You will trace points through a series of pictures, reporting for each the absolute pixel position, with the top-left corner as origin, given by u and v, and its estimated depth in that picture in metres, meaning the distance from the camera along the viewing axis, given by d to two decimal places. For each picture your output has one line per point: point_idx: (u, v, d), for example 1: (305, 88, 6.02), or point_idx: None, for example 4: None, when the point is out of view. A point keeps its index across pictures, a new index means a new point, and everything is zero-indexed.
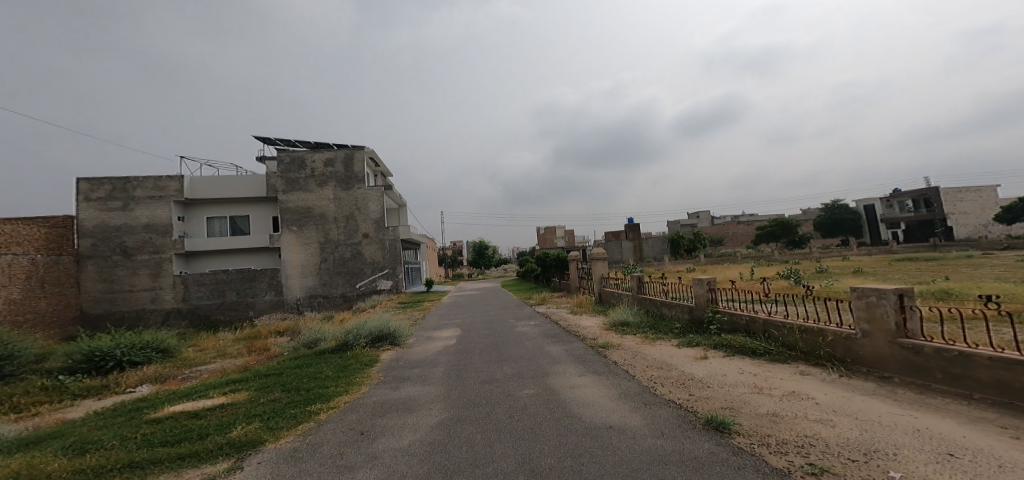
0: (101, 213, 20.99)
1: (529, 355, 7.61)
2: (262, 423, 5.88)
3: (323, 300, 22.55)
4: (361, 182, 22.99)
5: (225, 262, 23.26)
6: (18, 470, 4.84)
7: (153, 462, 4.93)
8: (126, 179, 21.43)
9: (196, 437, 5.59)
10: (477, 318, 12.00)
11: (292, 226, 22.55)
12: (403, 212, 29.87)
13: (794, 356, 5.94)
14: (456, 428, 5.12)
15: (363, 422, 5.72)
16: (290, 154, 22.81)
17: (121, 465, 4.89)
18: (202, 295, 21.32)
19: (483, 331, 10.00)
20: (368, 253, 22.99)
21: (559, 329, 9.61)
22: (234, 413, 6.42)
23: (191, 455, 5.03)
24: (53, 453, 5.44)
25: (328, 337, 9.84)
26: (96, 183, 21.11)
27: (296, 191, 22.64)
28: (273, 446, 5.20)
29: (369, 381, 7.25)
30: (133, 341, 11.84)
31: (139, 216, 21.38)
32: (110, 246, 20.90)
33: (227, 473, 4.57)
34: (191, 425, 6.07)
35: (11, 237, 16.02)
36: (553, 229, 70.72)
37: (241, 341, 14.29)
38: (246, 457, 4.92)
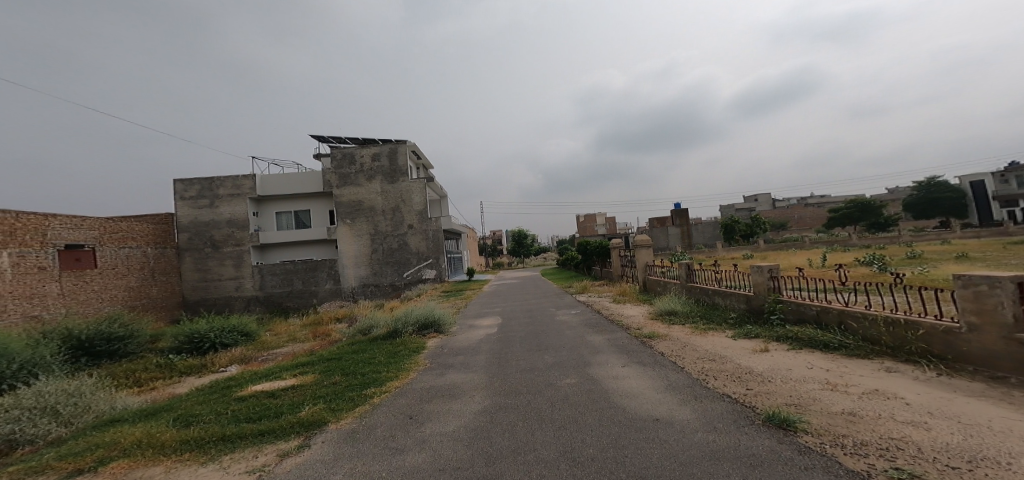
0: (192, 210, 23.44)
1: (570, 344, 7.58)
2: (327, 405, 6.37)
3: (374, 289, 23.83)
4: (405, 174, 23.73)
5: (296, 253, 25.15)
6: (140, 438, 5.61)
7: (239, 436, 5.50)
8: (211, 180, 23.73)
9: (272, 415, 6.18)
10: (517, 307, 12.10)
11: (346, 218, 23.86)
12: (445, 204, 30.46)
13: (876, 351, 5.43)
14: (498, 416, 5.23)
15: (411, 407, 6.01)
16: (342, 150, 23.98)
17: (213, 438, 5.49)
18: (275, 284, 23.27)
19: (522, 320, 10.06)
20: (413, 243, 23.84)
21: (599, 319, 9.42)
22: (303, 394, 7.00)
23: (268, 433, 5.54)
24: (165, 424, 6.25)
25: (380, 324, 10.38)
26: (187, 184, 23.52)
27: (348, 185, 23.85)
28: (335, 426, 5.62)
29: (416, 367, 7.59)
30: (224, 324, 13.21)
31: (223, 212, 23.66)
32: (202, 239, 23.36)
33: (297, 450, 5.01)
34: (269, 404, 6.72)
35: (127, 233, 18.72)
36: (592, 217, 69.60)
37: (307, 326, 15.47)
38: (313, 436, 5.37)
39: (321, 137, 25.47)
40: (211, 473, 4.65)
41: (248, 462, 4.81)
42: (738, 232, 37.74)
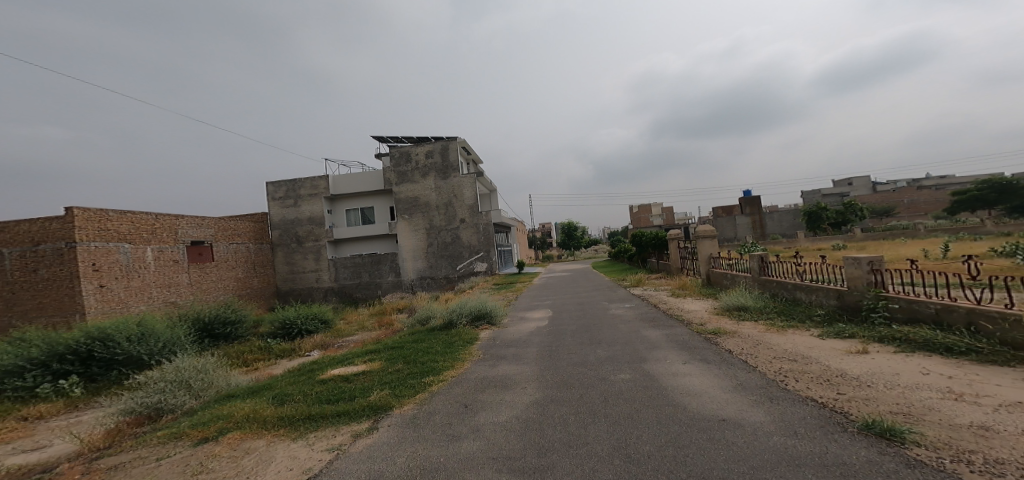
0: (279, 209, 25.81)
1: (625, 339, 7.36)
2: (393, 390, 6.75)
3: (430, 281, 24.66)
4: (456, 170, 24.24)
5: (365, 247, 26.72)
6: (248, 413, 6.32)
7: (321, 416, 6.01)
8: (294, 181, 25.92)
9: (347, 398, 6.68)
10: (568, 300, 12.00)
11: (404, 214, 24.86)
12: (495, 197, 30.67)
13: (1019, 357, 4.51)
14: (550, 407, 5.19)
15: (466, 396, 6.18)
16: (398, 149, 24.92)
17: (301, 417, 6.06)
18: (346, 276, 25.04)
19: (573, 313, 9.95)
20: (465, 237, 24.32)
21: (655, 313, 9.06)
22: (372, 380, 7.48)
23: (343, 414, 6.01)
24: (266, 401, 6.97)
25: (437, 315, 10.83)
26: (276, 186, 25.88)
27: (405, 183, 24.79)
28: (399, 411, 5.95)
29: (470, 358, 7.80)
30: (307, 312, 14.48)
31: (305, 210, 25.77)
32: (288, 236, 25.65)
33: (368, 432, 5.39)
34: (345, 387, 7.26)
35: (234, 231, 22.01)
36: (647, 208, 67.02)
37: (373, 315, 16.55)
38: (381, 419, 5.73)
39: (381, 138, 26.70)
40: (298, 449, 5.13)
41: (327, 441, 5.24)
42: (824, 220, 34.59)
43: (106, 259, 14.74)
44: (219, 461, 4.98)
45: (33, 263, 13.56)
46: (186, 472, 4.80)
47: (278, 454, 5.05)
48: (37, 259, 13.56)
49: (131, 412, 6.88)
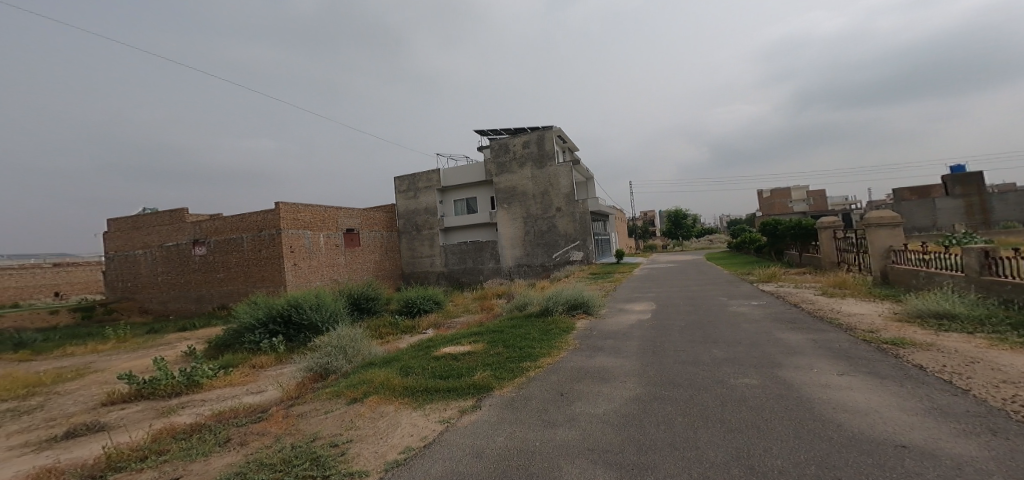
0: (401, 201, 28.37)
1: (749, 341, 6.62)
2: (494, 372, 7.00)
3: (527, 269, 24.98)
4: (553, 159, 24.04)
5: (471, 235, 27.43)
6: (382, 381, 7.05)
7: (435, 390, 6.45)
8: (413, 176, 28.16)
9: (457, 375, 7.08)
10: (675, 293, 11.26)
11: (503, 204, 25.46)
12: (592, 185, 29.86)
13: None
14: (652, 406, 4.88)
15: (563, 385, 6.14)
16: (498, 141, 25.48)
17: (420, 389, 6.55)
18: (454, 262, 26.81)
19: (682, 308, 9.27)
20: (561, 225, 24.08)
21: (795, 315, 7.97)
22: (476, 360, 7.82)
23: (452, 390, 6.39)
24: (393, 372, 7.69)
25: (534, 301, 11.08)
26: (399, 180, 28.43)
27: (504, 173, 25.31)
28: (499, 393, 6.16)
29: (566, 347, 7.76)
30: (422, 293, 15.73)
31: (422, 202, 27.85)
32: (409, 224, 27.95)
33: (471, 409, 5.66)
34: (455, 365, 7.68)
35: (374, 220, 25.55)
36: (781, 193, 59.53)
37: (476, 299, 17.43)
38: (484, 399, 5.99)
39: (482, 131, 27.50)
40: (417, 417, 5.58)
41: (439, 413, 5.63)
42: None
43: (298, 244, 19.89)
44: (363, 420, 5.67)
45: (259, 245, 19.59)
46: (341, 426, 5.59)
47: (401, 420, 5.55)
48: (261, 242, 19.49)
49: (311, 369, 8.52)
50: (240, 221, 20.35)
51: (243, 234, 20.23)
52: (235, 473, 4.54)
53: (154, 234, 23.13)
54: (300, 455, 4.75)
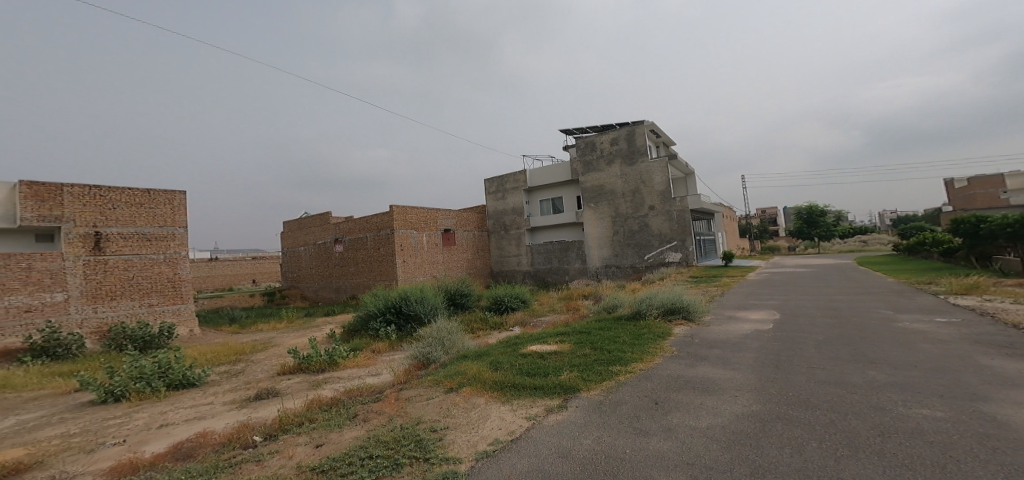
0: (491, 201, 29.16)
1: (923, 367, 5.54)
2: (582, 373, 6.82)
3: (616, 270, 24.18)
4: (644, 155, 22.77)
5: (558, 234, 27.28)
6: (473, 374, 7.28)
7: (522, 386, 6.47)
8: (501, 178, 28.81)
9: (544, 373, 7.02)
10: (803, 303, 9.98)
11: (590, 203, 25.03)
12: (692, 180, 27.90)
13: None
14: (771, 426, 4.37)
15: (658, 393, 5.76)
16: (584, 139, 25.08)
17: (508, 384, 6.61)
18: (540, 261, 26.93)
19: (811, 321, 8.17)
20: (655, 225, 22.64)
21: (1007, 340, 6.37)
22: (563, 360, 7.69)
23: (539, 388, 6.34)
24: (484, 366, 7.87)
25: (625, 304, 10.81)
26: (489, 182, 29.27)
27: (591, 172, 24.86)
28: (586, 395, 5.98)
29: (661, 353, 7.33)
30: (510, 291, 16.01)
31: (510, 202, 28.32)
32: (498, 223, 28.61)
33: (558, 409, 5.55)
34: (541, 364, 7.63)
35: (467, 220, 26.58)
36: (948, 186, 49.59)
37: (561, 299, 17.35)
38: (570, 399, 5.85)
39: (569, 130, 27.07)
40: (506, 411, 5.66)
41: (525, 409, 5.65)
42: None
43: (407, 242, 21.53)
44: (458, 410, 5.88)
45: (379, 242, 21.73)
46: (440, 412, 5.87)
47: (492, 413, 5.65)
48: (381, 239, 21.65)
49: (415, 358, 9.15)
50: (367, 221, 22.65)
51: (368, 232, 22.59)
52: (357, 446, 4.99)
53: (310, 233, 26.82)
54: (406, 436, 5.09)
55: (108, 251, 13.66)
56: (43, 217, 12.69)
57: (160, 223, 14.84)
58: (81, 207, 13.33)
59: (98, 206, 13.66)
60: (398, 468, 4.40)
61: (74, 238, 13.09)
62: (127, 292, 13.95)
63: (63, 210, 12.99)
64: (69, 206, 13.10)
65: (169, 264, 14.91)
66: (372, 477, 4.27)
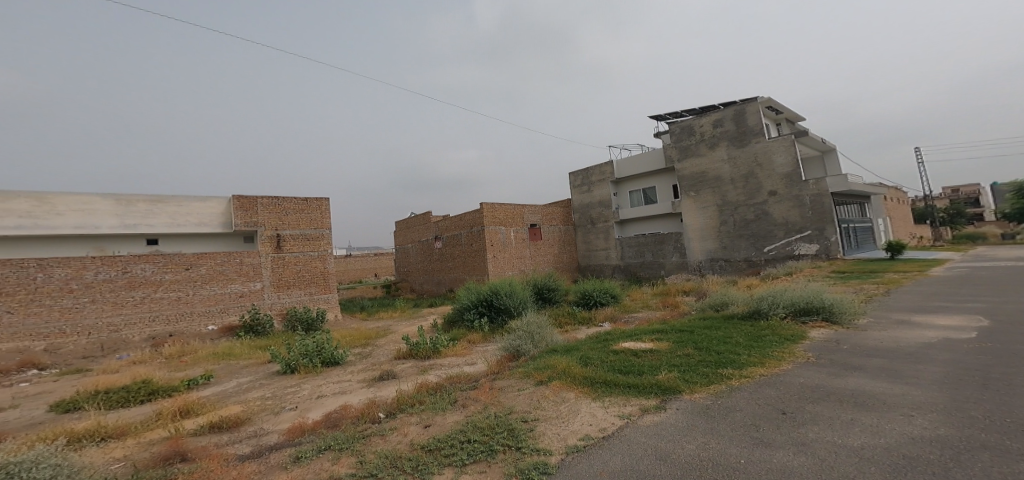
0: (578, 195, 28.54)
1: None
2: (682, 374, 6.32)
3: (725, 264, 21.85)
4: (759, 135, 20.11)
5: (651, 226, 25.72)
6: (562, 368, 7.14)
7: (614, 385, 6.21)
8: (587, 170, 28.08)
9: (637, 372, 6.64)
10: (1007, 308, 8.02)
11: (690, 191, 23.04)
12: (832, 157, 23.70)
13: None
14: (964, 455, 3.53)
15: (788, 403, 4.98)
16: (680, 124, 23.27)
17: (600, 381, 6.39)
18: (631, 255, 25.74)
19: (1011, 332, 6.51)
20: (777, 212, 19.81)
21: None
22: (660, 359, 7.20)
23: (634, 387, 6.05)
24: (573, 360, 7.66)
25: (737, 303, 9.82)
26: (574, 176, 28.77)
27: (690, 158, 22.85)
28: (689, 397, 5.51)
29: (790, 358, 6.44)
30: (598, 286, 15.43)
31: (597, 195, 27.44)
32: (586, 217, 27.94)
33: (655, 410, 5.24)
34: (634, 361, 7.22)
35: (552, 215, 26.29)
36: None
37: (657, 295, 16.40)
38: (669, 401, 5.47)
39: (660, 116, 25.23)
40: (596, 408, 5.55)
41: (618, 407, 5.48)
42: None
43: (495, 238, 21.98)
44: (548, 403, 5.90)
45: (471, 239, 22.55)
46: (530, 404, 5.94)
47: (581, 409, 5.59)
48: (473, 236, 22.41)
49: (506, 349, 9.14)
50: (461, 218, 23.54)
51: (461, 229, 23.55)
52: (458, 430, 5.28)
53: (414, 231, 28.93)
54: (498, 425, 5.24)
55: (284, 249, 16.96)
56: (248, 223, 16.56)
57: (317, 226, 17.91)
58: (267, 214, 16.89)
59: (277, 213, 17.09)
60: (492, 454, 4.61)
61: (265, 239, 16.60)
62: (298, 283, 17.09)
63: (258, 217, 16.71)
64: (261, 214, 16.78)
65: (321, 260, 17.81)
66: (469, 461, 4.51)
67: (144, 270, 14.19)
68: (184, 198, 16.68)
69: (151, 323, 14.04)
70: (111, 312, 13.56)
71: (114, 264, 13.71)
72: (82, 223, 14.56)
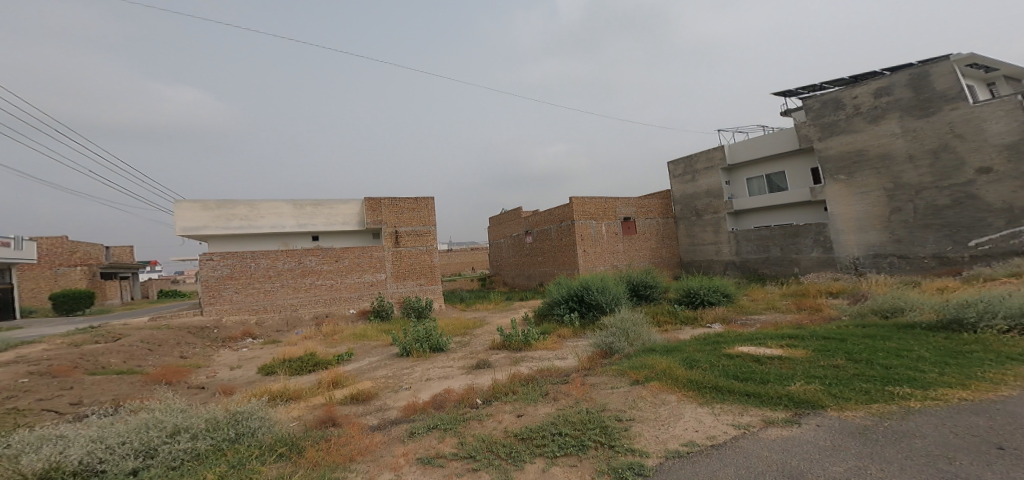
0: (679, 186, 23.65)
1: None
2: (826, 387, 5.29)
3: (899, 262, 14.97)
4: (960, 100, 13.19)
5: (779, 217, 19.89)
6: (659, 368, 6.46)
7: (727, 391, 5.44)
8: (690, 156, 23.11)
9: (760, 380, 5.75)
10: None
11: (839, 175, 16.32)
12: None
13: None
14: None
15: (999, 435, 3.81)
16: (820, 97, 16.73)
17: (708, 385, 5.67)
18: (751, 249, 20.15)
19: None
20: (994, 194, 12.77)
21: None
22: (794, 368, 6.17)
23: (754, 395, 5.24)
24: (673, 361, 6.90)
25: (923, 309, 8.13)
26: (675, 165, 24.06)
27: (838, 135, 16.15)
28: (839, 414, 4.58)
29: (1013, 382, 4.96)
30: (709, 282, 13.81)
31: (703, 184, 22.41)
32: (689, 209, 23.09)
33: (786, 423, 4.50)
34: (755, 368, 6.28)
35: (647, 207, 22.95)
36: None
37: (788, 296, 14.18)
38: (806, 416, 4.64)
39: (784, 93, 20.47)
40: (703, 414, 4.94)
41: (732, 416, 4.79)
42: None
43: (585, 232, 20.87)
44: (644, 403, 5.37)
45: (561, 234, 21.86)
46: (625, 403, 5.41)
47: (684, 413, 5.00)
48: (563, 231, 21.69)
49: (596, 345, 8.47)
50: (550, 213, 23.09)
51: (551, 224, 23.04)
52: (549, 422, 4.96)
53: (506, 227, 29.17)
54: (591, 420, 4.84)
55: (401, 244, 18.13)
56: (375, 221, 18.00)
57: (427, 222, 18.73)
58: (388, 213, 18.18)
59: (395, 212, 18.25)
60: (584, 449, 4.30)
61: (387, 237, 17.91)
62: (411, 275, 18.17)
63: (381, 216, 18.06)
64: (383, 214, 18.08)
65: (429, 254, 18.64)
66: (559, 453, 4.25)
67: (311, 261, 16.57)
68: (332, 201, 18.29)
69: (315, 305, 16.50)
70: (293, 294, 16.27)
71: (294, 256, 16.33)
72: (274, 222, 17.32)
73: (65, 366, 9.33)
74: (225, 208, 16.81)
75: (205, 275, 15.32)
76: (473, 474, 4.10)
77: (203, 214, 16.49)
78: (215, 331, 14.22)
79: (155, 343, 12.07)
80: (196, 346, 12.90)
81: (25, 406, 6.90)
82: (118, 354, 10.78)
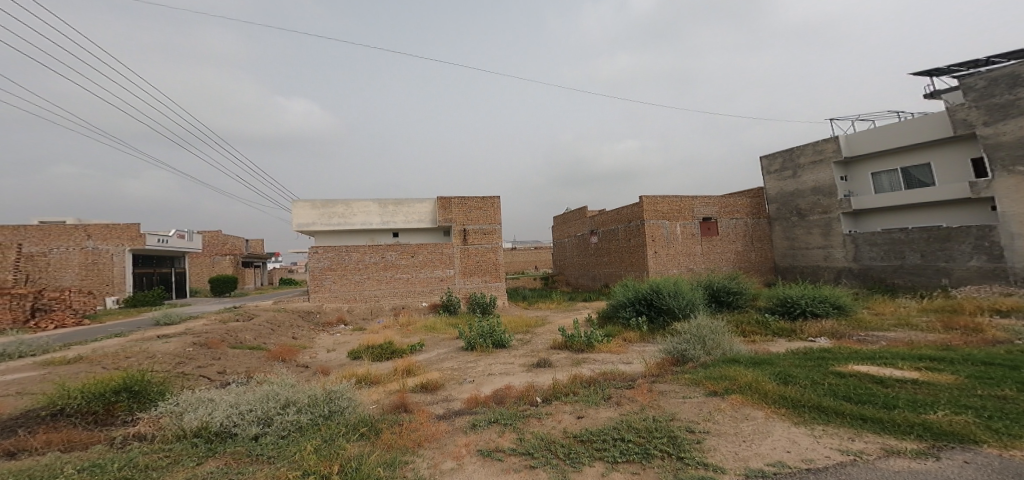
0: (776, 183, 20.99)
1: None
2: (984, 420, 4.42)
3: None
4: None
5: (918, 218, 16.86)
6: (748, 381, 5.86)
7: (837, 413, 4.79)
8: (790, 149, 20.37)
9: (882, 404, 4.97)
10: None
11: (1016, 166, 13.17)
12: None
13: None
14: None
15: None
16: (986, 72, 13.69)
17: (808, 404, 5.03)
18: (876, 256, 17.20)
19: None
20: None
21: None
22: (934, 395, 5.24)
23: (870, 420, 4.55)
24: (766, 375, 6.23)
25: None
26: (768, 159, 21.38)
27: (1015, 118, 13.03)
28: (998, 453, 3.81)
29: None
30: (813, 292, 12.20)
31: (807, 181, 19.63)
32: (788, 209, 20.45)
33: (918, 455, 3.84)
34: (876, 390, 5.44)
35: (732, 206, 20.85)
36: None
37: (931, 312, 12.07)
38: (947, 449, 3.93)
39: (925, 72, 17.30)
40: (799, 434, 4.37)
41: (837, 440, 4.20)
42: None
43: (658, 233, 19.72)
44: (722, 417, 4.88)
45: (630, 234, 20.85)
46: (699, 414, 4.97)
47: (773, 431, 4.49)
48: (632, 231, 20.68)
49: (668, 352, 7.92)
50: (618, 213, 22.18)
51: (619, 224, 22.14)
52: (611, 426, 4.69)
53: (571, 226, 28.56)
54: (658, 429, 4.51)
55: (469, 242, 18.40)
56: (447, 220, 18.48)
57: (493, 221, 18.71)
58: (458, 212, 18.50)
59: (464, 210, 18.52)
60: (648, 457, 4.02)
61: (456, 234, 18.30)
62: (479, 272, 18.40)
63: (451, 214, 18.44)
64: (454, 212, 18.45)
65: (494, 251, 18.65)
66: (621, 459, 4.01)
67: (391, 256, 17.58)
68: (412, 201, 19.27)
69: (392, 297, 17.45)
70: (376, 285, 17.41)
71: (377, 250, 17.46)
72: (364, 220, 18.72)
73: (216, 339, 10.83)
74: (328, 207, 18.53)
75: (312, 266, 17.05)
76: (531, 470, 3.96)
77: (312, 212, 18.38)
78: (317, 316, 15.79)
79: (275, 324, 13.62)
80: (303, 328, 14.33)
81: (188, 370, 8.06)
82: (251, 331, 12.28)
